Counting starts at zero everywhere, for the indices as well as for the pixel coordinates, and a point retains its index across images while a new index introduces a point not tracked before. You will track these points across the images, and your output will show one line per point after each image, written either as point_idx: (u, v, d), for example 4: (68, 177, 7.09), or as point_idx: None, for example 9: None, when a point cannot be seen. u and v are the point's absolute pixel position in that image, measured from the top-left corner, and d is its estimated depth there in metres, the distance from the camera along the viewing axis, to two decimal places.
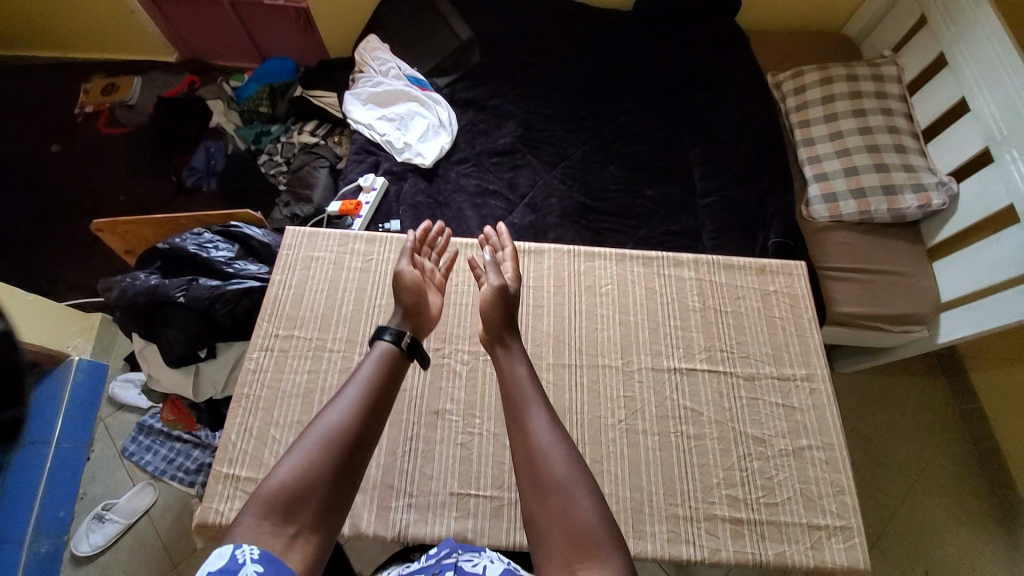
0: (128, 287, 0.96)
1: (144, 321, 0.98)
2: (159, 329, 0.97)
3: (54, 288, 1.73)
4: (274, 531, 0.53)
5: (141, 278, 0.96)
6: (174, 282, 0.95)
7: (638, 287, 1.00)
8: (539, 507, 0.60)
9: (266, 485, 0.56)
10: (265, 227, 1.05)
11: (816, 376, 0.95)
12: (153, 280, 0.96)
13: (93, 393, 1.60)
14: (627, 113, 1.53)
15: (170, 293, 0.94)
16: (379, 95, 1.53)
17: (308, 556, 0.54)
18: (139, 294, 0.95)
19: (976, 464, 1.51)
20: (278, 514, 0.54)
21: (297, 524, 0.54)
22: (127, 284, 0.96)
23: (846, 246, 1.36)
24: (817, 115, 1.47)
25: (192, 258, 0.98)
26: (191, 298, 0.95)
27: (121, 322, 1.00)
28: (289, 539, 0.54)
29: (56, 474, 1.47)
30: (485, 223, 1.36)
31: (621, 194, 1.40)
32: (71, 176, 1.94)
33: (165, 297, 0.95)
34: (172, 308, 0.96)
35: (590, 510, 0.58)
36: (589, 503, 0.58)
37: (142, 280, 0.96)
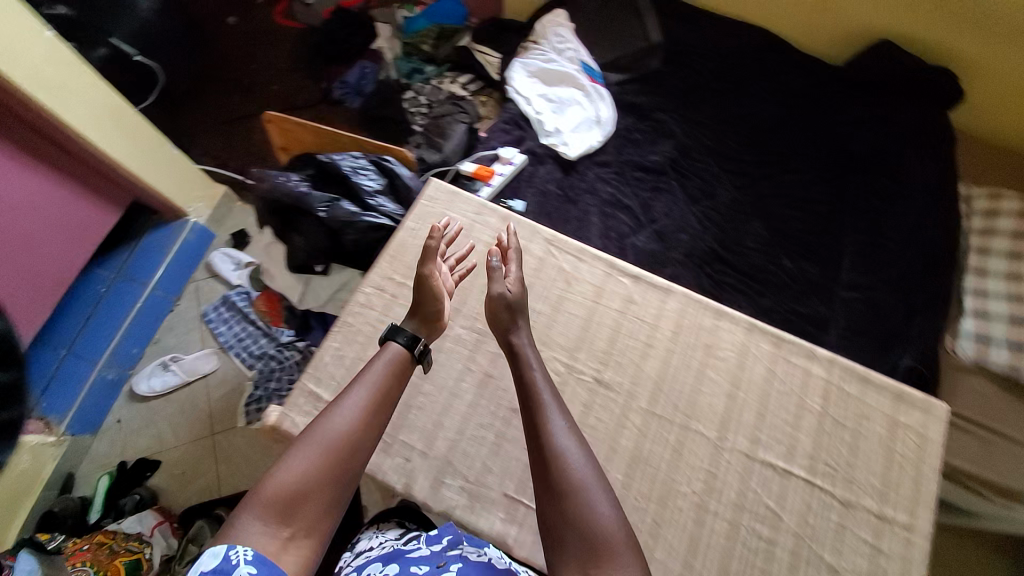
0: (278, 183, 0.98)
1: (281, 221, 1.02)
2: (291, 233, 1.01)
3: (192, 148, 1.86)
4: (270, 532, 0.58)
5: (292, 180, 0.99)
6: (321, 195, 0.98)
7: (757, 365, 0.93)
8: (547, 505, 0.62)
9: (263, 487, 0.60)
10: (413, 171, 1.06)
11: (920, 533, 0.85)
12: (301, 187, 0.98)
13: (196, 254, 1.73)
14: (791, 173, 1.42)
15: (315, 205, 0.98)
16: (547, 72, 1.50)
17: (302, 557, 0.58)
18: (285, 195, 0.98)
19: None
20: (283, 518, 0.59)
21: (293, 526, 0.59)
22: (278, 180, 0.98)
23: (983, 397, 1.20)
24: (1000, 246, 1.29)
25: (343, 178, 1.01)
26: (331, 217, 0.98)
27: (259, 213, 1.04)
28: (283, 540, 0.58)
29: (142, 315, 1.61)
30: (606, 234, 1.31)
31: (756, 255, 1.31)
32: (237, 52, 2.06)
33: (308, 206, 0.98)
34: (311, 218, 0.99)
35: (608, 511, 0.60)
36: (610, 512, 0.59)
37: (292, 182, 0.99)
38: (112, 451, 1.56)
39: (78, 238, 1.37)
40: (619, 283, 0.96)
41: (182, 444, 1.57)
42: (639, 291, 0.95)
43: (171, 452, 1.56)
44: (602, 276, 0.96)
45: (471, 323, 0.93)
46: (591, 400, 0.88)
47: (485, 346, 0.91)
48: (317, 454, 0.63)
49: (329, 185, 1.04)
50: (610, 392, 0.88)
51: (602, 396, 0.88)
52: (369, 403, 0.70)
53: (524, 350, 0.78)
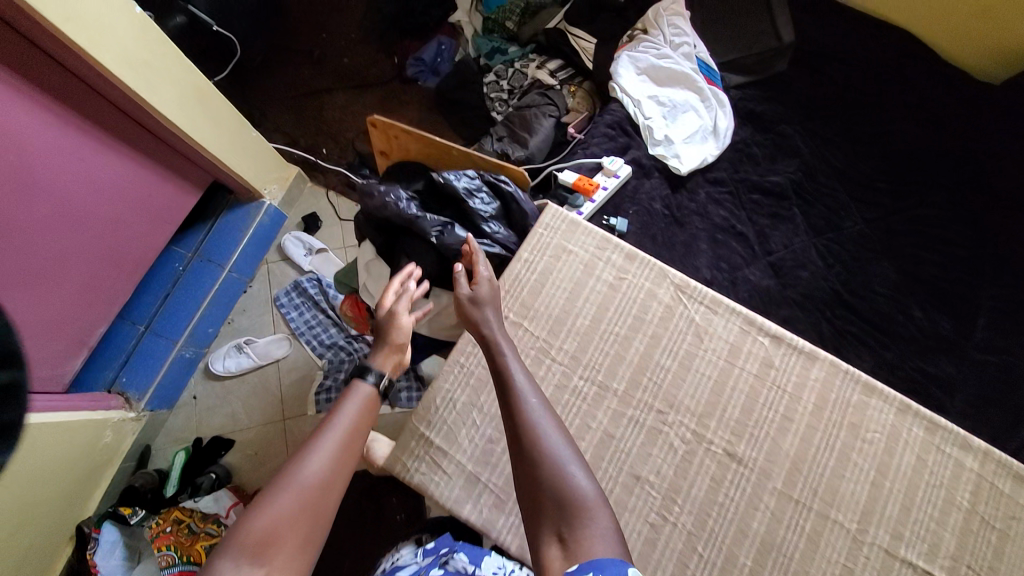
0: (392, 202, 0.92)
1: (387, 241, 0.96)
2: (397, 256, 0.95)
3: (264, 124, 1.79)
4: None
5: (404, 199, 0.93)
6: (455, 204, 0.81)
7: (905, 451, 0.83)
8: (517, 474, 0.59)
9: (235, 533, 0.55)
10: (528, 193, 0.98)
11: None
12: (413, 209, 0.91)
13: (269, 236, 1.67)
14: (933, 207, 1.25)
15: (429, 229, 0.90)
16: (659, 69, 1.33)
17: None
18: (396, 217, 0.91)
19: None
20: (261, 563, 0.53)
21: (269, 568, 0.53)
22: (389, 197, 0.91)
23: None
24: None
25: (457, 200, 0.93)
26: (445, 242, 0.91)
27: (362, 229, 0.98)
28: None
29: (219, 296, 1.59)
30: (716, 264, 1.20)
31: (883, 301, 1.17)
32: (308, 18, 1.93)
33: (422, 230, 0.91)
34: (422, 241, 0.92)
35: (580, 478, 0.56)
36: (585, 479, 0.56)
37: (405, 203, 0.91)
38: (187, 426, 1.57)
39: (156, 219, 1.33)
40: (757, 342, 0.86)
41: (254, 426, 1.57)
42: (778, 354, 0.86)
43: (243, 433, 1.56)
44: (737, 334, 0.87)
45: (591, 375, 0.85)
46: (721, 476, 0.80)
47: (606, 403, 0.83)
48: (293, 497, 0.59)
49: (439, 207, 0.97)
50: (743, 469, 0.80)
51: (733, 472, 0.80)
52: (346, 436, 0.67)
53: (496, 326, 0.76)
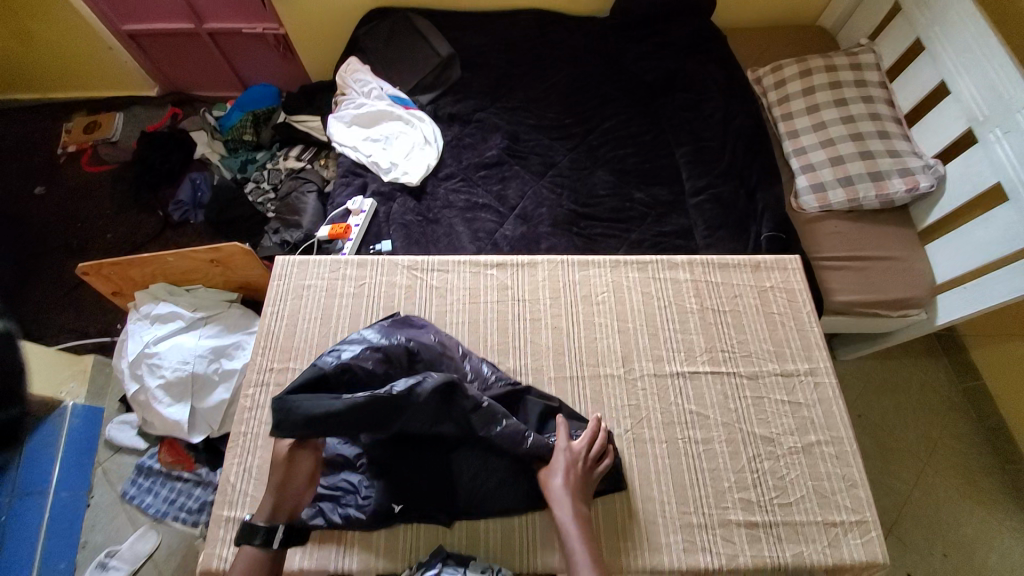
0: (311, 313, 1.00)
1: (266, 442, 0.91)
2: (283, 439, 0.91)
3: (45, 331, 1.71)
4: None
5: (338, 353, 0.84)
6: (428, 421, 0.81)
7: (634, 294, 1.00)
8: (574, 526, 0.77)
9: None
10: (265, 265, 1.10)
11: (820, 371, 0.94)
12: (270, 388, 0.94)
13: (89, 438, 1.53)
14: (611, 118, 1.53)
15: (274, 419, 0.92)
16: (362, 117, 1.54)
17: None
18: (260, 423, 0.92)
19: (982, 437, 1.54)
20: None
21: None
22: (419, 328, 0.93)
23: (836, 235, 1.37)
24: (797, 108, 1.49)
25: (281, 357, 0.97)
26: (268, 401, 0.93)
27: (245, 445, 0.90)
28: None
29: (54, 527, 1.39)
30: (476, 237, 1.36)
31: (610, 199, 1.40)
32: (55, 218, 1.92)
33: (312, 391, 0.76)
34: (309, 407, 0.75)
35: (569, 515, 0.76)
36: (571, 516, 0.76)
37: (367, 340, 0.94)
38: None
39: None
40: (489, 275, 1.02)
41: None
42: (508, 276, 1.02)
43: None
44: (471, 277, 1.02)
45: None
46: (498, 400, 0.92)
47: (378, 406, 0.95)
48: None
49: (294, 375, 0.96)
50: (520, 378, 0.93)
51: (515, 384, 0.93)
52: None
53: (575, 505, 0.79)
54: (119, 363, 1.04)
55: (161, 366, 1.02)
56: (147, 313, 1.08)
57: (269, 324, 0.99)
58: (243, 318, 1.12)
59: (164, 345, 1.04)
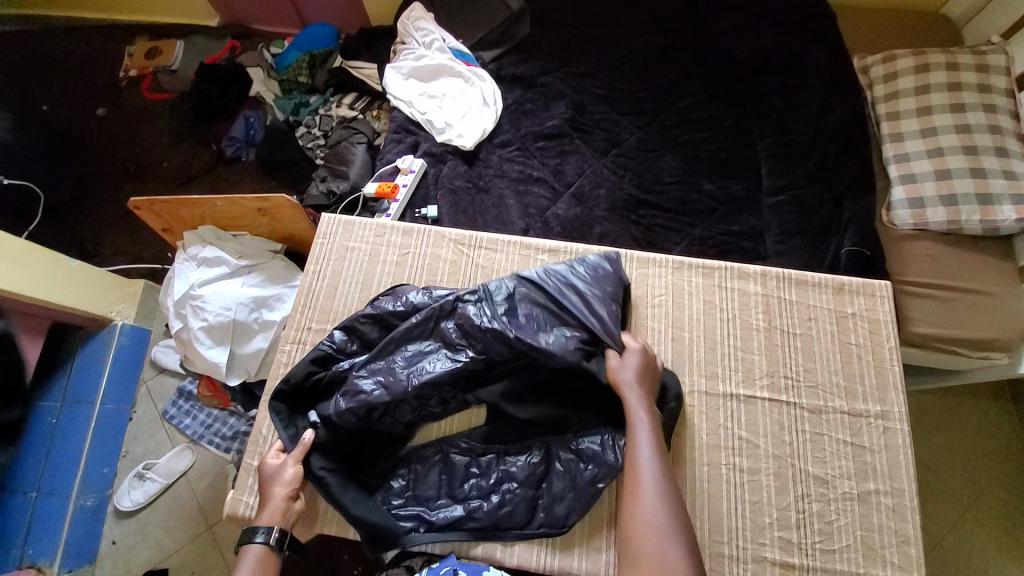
0: (355, 279, 0.97)
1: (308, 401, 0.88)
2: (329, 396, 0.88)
3: (99, 251, 1.77)
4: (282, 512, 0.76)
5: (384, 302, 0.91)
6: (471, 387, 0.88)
7: (694, 300, 0.91)
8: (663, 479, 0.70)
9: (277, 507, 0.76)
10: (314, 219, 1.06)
11: (892, 415, 0.84)
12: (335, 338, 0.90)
13: (134, 357, 1.58)
14: (690, 97, 1.38)
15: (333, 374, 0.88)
16: (421, 69, 1.45)
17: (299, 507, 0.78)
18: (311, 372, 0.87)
19: None
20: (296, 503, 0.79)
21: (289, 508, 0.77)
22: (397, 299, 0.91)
23: (928, 258, 1.22)
24: (907, 108, 1.30)
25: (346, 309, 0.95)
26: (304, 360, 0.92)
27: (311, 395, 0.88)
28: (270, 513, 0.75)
29: (99, 434, 1.46)
30: (526, 212, 1.28)
31: (676, 187, 1.29)
32: (116, 141, 1.95)
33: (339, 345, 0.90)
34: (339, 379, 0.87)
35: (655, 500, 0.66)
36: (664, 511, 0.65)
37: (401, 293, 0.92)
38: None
39: None
40: (539, 261, 0.96)
41: (182, 546, 1.42)
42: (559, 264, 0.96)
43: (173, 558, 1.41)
44: (519, 261, 0.97)
45: None
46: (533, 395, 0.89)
47: None
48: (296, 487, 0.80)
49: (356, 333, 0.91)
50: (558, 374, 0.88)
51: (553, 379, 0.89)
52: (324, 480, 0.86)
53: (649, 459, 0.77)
54: (165, 300, 1.05)
55: (203, 310, 1.02)
56: (195, 254, 1.07)
57: (310, 281, 0.97)
58: (284, 271, 1.10)
59: (206, 289, 1.03)
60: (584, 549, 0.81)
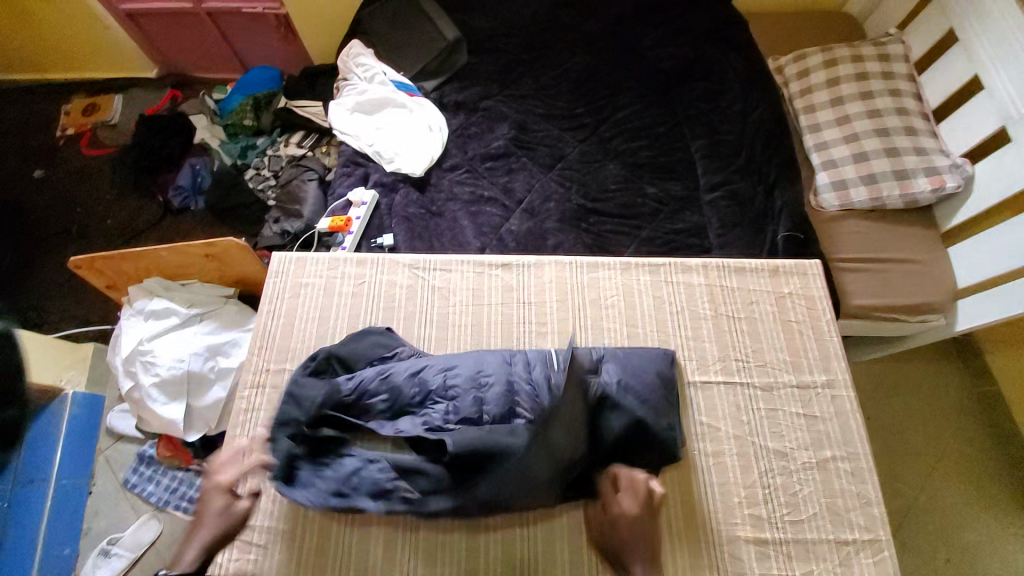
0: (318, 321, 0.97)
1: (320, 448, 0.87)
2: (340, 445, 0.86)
3: (45, 318, 1.69)
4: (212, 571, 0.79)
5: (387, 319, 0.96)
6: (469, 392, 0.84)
7: (645, 297, 0.96)
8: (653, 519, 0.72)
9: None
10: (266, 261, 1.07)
11: (838, 383, 0.89)
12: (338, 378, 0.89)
13: (90, 424, 1.51)
14: (624, 108, 1.46)
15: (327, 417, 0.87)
16: (364, 102, 1.49)
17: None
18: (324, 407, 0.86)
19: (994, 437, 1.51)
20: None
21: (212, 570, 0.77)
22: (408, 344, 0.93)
23: (857, 235, 1.31)
24: (819, 102, 1.42)
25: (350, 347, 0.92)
26: (265, 403, 0.91)
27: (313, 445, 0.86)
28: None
29: (57, 513, 1.37)
30: (481, 231, 1.31)
31: (621, 193, 1.35)
32: (56, 202, 1.89)
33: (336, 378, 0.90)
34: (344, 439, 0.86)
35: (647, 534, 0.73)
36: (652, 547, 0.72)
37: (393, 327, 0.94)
38: None
39: None
40: (493, 276, 0.99)
41: None
42: (513, 277, 0.99)
43: None
44: (474, 278, 0.99)
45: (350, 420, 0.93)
46: None
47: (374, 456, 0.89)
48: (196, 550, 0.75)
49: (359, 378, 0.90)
50: None
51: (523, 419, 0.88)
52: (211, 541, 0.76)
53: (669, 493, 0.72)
54: (112, 359, 1.01)
55: (155, 364, 0.99)
56: (142, 308, 1.04)
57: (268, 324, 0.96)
58: (239, 316, 1.09)
59: (157, 343, 1.01)
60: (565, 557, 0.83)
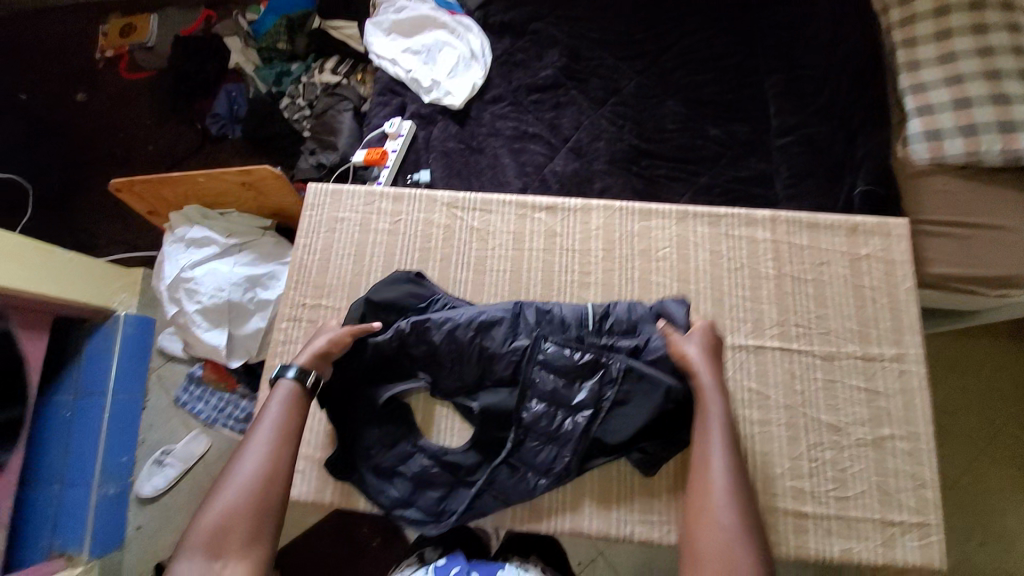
0: (356, 259, 0.94)
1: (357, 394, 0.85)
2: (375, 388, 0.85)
3: (96, 242, 1.75)
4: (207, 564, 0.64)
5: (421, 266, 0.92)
6: (506, 348, 0.83)
7: (701, 251, 0.88)
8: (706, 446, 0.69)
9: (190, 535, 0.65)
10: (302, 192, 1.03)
11: (909, 358, 0.81)
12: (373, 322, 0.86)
13: (142, 345, 1.58)
14: (690, 35, 1.29)
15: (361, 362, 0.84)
16: (402, 23, 1.37)
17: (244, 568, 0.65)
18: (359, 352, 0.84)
19: None
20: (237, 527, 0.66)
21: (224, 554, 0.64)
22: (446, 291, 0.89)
23: (947, 194, 1.15)
24: (926, 32, 1.20)
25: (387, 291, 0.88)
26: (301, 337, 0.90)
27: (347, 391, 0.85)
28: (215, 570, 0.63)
29: (115, 424, 1.47)
30: (522, 171, 1.23)
31: (679, 134, 1.22)
32: (100, 126, 1.90)
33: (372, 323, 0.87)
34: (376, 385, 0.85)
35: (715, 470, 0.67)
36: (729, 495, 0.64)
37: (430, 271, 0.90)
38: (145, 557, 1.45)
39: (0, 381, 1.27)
40: (536, 220, 0.93)
41: None
42: (557, 222, 0.92)
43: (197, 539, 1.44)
44: (516, 221, 0.93)
45: None
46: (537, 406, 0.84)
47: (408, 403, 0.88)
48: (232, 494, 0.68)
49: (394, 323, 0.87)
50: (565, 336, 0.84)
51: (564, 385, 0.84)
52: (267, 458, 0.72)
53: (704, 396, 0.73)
54: (155, 285, 1.02)
55: (197, 291, 1.00)
56: (183, 236, 1.04)
57: (306, 262, 0.94)
58: (275, 249, 1.07)
59: (198, 271, 1.01)
60: (593, 509, 0.82)
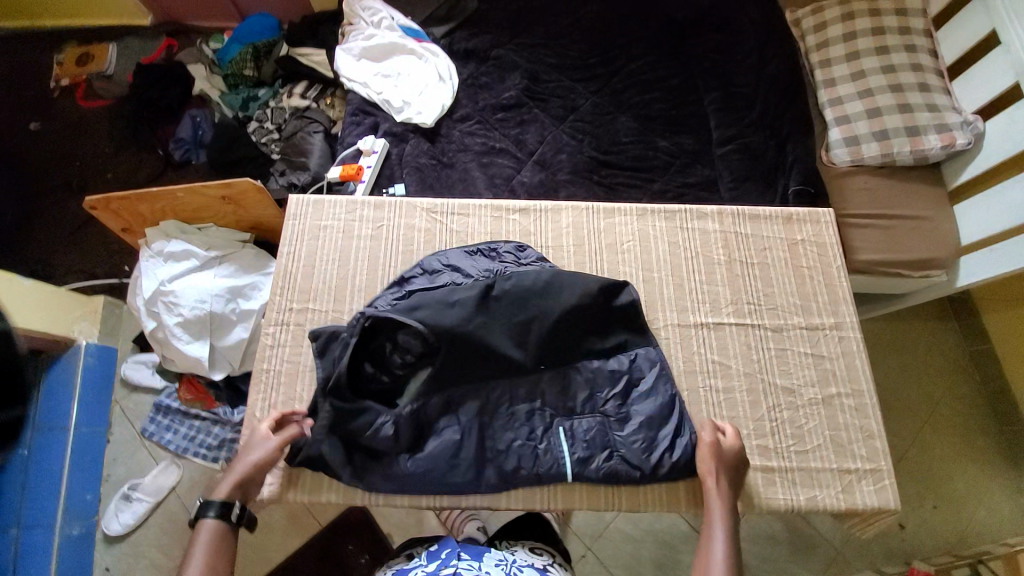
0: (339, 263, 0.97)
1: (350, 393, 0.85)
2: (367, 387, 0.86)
3: (51, 273, 1.68)
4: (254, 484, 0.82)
5: (405, 271, 0.93)
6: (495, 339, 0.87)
7: (660, 243, 0.98)
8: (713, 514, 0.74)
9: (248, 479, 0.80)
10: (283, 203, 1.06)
11: (845, 326, 0.92)
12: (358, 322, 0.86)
13: (104, 376, 1.52)
14: (637, 59, 1.44)
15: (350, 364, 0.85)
16: (371, 50, 1.45)
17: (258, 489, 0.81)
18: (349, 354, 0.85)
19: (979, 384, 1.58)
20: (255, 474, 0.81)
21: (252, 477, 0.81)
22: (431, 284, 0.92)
23: (866, 191, 1.32)
24: (833, 57, 1.40)
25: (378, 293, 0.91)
26: (289, 340, 0.93)
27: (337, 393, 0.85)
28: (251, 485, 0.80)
29: (77, 459, 1.41)
30: (493, 182, 1.31)
31: (634, 146, 1.34)
32: (54, 155, 1.85)
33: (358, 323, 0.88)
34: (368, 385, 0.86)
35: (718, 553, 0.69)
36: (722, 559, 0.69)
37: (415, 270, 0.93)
38: None
39: None
40: (511, 221, 1.00)
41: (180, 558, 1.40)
42: (531, 222, 1.00)
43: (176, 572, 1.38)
44: (492, 222, 1.00)
45: None
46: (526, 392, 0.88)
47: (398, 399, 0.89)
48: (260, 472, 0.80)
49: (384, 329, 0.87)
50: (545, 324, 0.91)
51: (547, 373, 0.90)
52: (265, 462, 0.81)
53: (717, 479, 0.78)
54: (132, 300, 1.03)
55: (177, 304, 1.01)
56: (160, 251, 1.05)
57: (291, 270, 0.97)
58: (257, 260, 1.09)
59: (178, 284, 1.02)
60: (582, 488, 0.86)
